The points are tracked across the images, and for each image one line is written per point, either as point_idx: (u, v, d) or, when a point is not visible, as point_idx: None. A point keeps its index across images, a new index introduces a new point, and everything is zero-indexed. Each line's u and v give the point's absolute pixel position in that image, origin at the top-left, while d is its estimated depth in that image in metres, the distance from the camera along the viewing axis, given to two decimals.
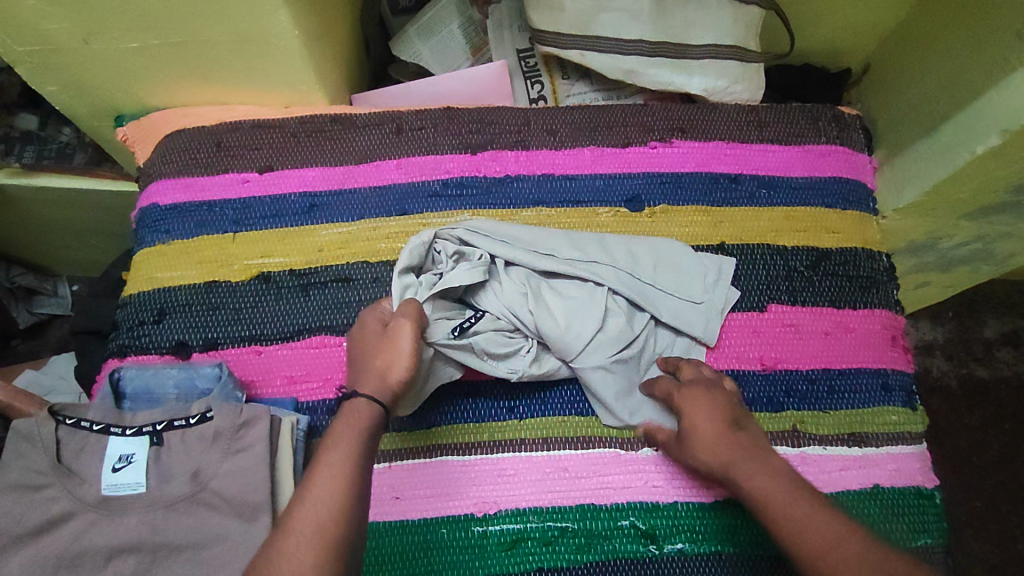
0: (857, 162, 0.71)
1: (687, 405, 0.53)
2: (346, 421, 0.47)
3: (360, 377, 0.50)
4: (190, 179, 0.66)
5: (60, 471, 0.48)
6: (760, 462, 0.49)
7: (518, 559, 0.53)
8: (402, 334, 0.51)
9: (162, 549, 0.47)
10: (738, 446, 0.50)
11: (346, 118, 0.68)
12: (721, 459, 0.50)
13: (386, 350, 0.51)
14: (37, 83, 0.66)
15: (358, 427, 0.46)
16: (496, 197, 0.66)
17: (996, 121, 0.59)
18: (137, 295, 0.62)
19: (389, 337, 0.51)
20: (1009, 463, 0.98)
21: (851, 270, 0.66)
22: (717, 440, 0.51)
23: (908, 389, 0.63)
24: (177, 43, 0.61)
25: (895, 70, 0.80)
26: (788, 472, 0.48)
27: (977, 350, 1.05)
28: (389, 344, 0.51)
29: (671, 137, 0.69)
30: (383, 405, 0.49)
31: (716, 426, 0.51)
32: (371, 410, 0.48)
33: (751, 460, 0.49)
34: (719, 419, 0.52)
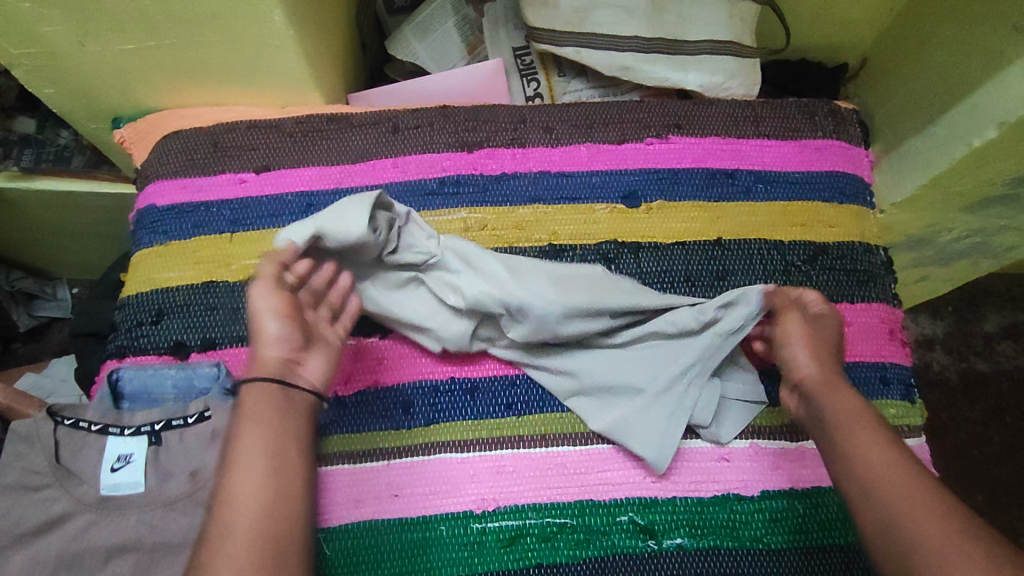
0: (854, 156, 0.71)
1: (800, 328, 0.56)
2: (247, 408, 0.47)
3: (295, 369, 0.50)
4: (187, 180, 0.66)
5: (59, 472, 0.48)
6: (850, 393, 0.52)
7: (517, 556, 0.53)
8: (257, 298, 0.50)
9: (161, 548, 0.47)
10: (831, 375, 0.53)
11: (342, 117, 0.68)
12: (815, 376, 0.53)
13: (263, 325, 0.50)
14: (34, 86, 0.66)
15: (265, 411, 0.47)
16: (493, 195, 0.66)
17: (993, 114, 0.60)
18: (135, 297, 0.62)
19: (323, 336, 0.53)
20: (1011, 457, 0.98)
21: (849, 264, 0.66)
22: (809, 366, 0.54)
23: (907, 382, 0.63)
24: (172, 45, 0.61)
25: (891, 63, 0.80)
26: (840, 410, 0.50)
27: (977, 344, 1.05)
28: (254, 322, 0.50)
29: (667, 133, 0.69)
30: (278, 381, 0.49)
31: (822, 352, 0.55)
32: (277, 398, 0.48)
33: (839, 389, 0.52)
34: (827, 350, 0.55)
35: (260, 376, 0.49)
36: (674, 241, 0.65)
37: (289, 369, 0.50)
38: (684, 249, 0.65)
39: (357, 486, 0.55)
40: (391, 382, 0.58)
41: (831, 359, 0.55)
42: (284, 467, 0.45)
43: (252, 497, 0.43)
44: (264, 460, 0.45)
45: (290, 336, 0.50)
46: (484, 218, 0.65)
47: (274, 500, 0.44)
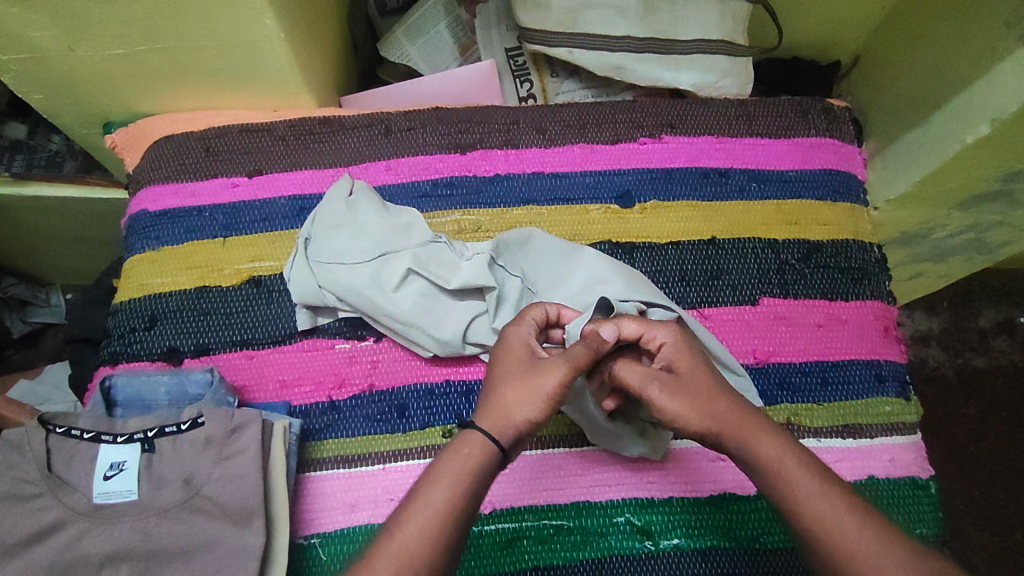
0: (847, 154, 0.71)
1: (671, 386, 0.45)
2: (456, 457, 0.43)
3: (487, 406, 0.45)
4: (179, 185, 0.65)
5: (51, 480, 0.48)
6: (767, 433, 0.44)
7: (514, 558, 0.53)
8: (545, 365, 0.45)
9: (154, 556, 0.47)
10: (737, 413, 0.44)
11: (335, 120, 0.68)
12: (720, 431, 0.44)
13: (526, 385, 0.44)
14: (24, 92, 0.65)
15: (466, 473, 0.42)
16: (487, 196, 0.66)
17: (986, 110, 0.60)
18: (128, 302, 0.62)
19: (535, 368, 0.45)
20: (1007, 451, 0.98)
21: (843, 261, 0.66)
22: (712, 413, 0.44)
23: (902, 379, 0.63)
24: (161, 49, 0.60)
25: (884, 61, 0.80)
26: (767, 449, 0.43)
27: (973, 340, 1.05)
28: (531, 378, 0.44)
29: (661, 132, 0.69)
30: (500, 448, 0.43)
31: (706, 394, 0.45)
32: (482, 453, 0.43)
33: (761, 430, 0.44)
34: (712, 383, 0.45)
35: (485, 425, 0.44)
36: (668, 240, 0.65)
37: (521, 440, 0.44)
38: (677, 249, 0.65)
39: (351, 491, 0.55)
40: (385, 385, 0.58)
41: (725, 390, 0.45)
42: (460, 527, 0.41)
43: (410, 548, 0.39)
44: (440, 515, 0.41)
45: (541, 414, 0.44)
46: (478, 219, 0.65)
47: (437, 562, 0.40)
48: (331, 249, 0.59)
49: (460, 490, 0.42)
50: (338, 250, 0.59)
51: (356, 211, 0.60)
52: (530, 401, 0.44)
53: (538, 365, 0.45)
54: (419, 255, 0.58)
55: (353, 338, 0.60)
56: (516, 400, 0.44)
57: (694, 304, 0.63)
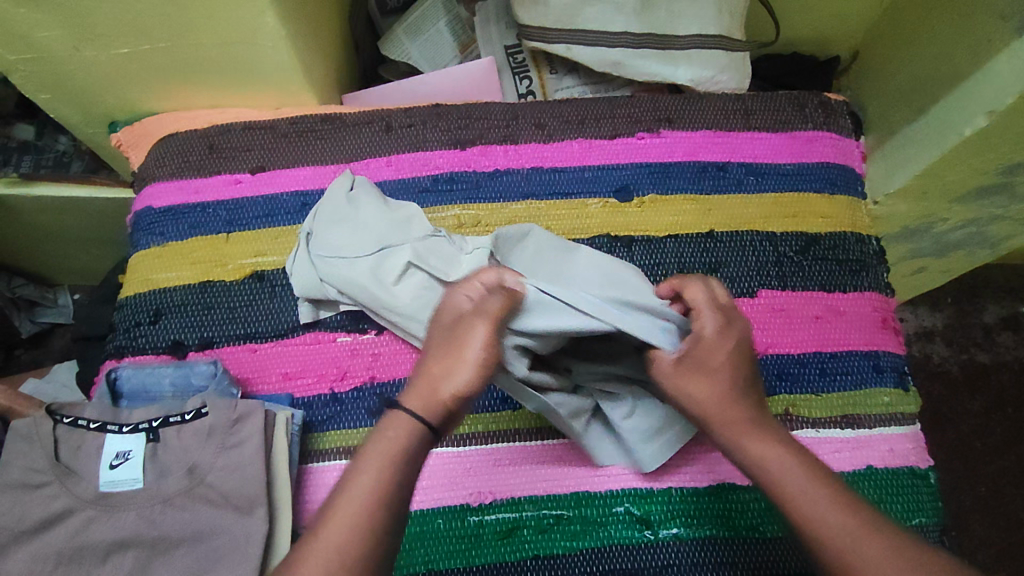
0: (845, 147, 0.71)
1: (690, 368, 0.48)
2: (382, 439, 0.43)
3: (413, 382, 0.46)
4: (183, 182, 0.66)
5: (58, 469, 0.49)
6: (764, 433, 0.46)
7: (514, 548, 0.54)
8: (465, 333, 0.46)
9: (159, 543, 0.47)
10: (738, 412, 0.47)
11: (336, 118, 0.69)
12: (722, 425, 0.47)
13: (449, 357, 0.46)
14: (32, 92, 0.67)
15: (394, 453, 0.42)
16: (486, 191, 0.66)
17: (983, 102, 0.60)
18: (133, 297, 0.63)
19: (457, 339, 0.46)
20: (1012, 447, 0.98)
21: (841, 253, 0.66)
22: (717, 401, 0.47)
23: (900, 370, 0.63)
24: (165, 48, 0.61)
25: (882, 55, 0.81)
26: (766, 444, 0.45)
27: (977, 335, 1.05)
28: (454, 350, 0.46)
29: (658, 127, 0.69)
30: (427, 425, 0.44)
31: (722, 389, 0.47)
32: (406, 432, 0.43)
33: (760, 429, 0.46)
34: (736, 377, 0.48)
35: (410, 402, 0.45)
36: (667, 234, 0.65)
37: (450, 415, 0.45)
38: (676, 242, 0.65)
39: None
40: (387, 377, 0.59)
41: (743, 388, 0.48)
42: (395, 507, 0.41)
43: (344, 536, 0.39)
44: (371, 497, 0.41)
45: (472, 383, 0.45)
46: (478, 214, 0.66)
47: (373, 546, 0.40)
48: (332, 242, 0.59)
49: (389, 471, 0.42)
50: (338, 243, 0.59)
51: (357, 206, 0.61)
52: (460, 370, 0.45)
53: (459, 338, 0.46)
54: (418, 249, 0.59)
55: (355, 331, 0.60)
56: (443, 372, 0.45)
57: None
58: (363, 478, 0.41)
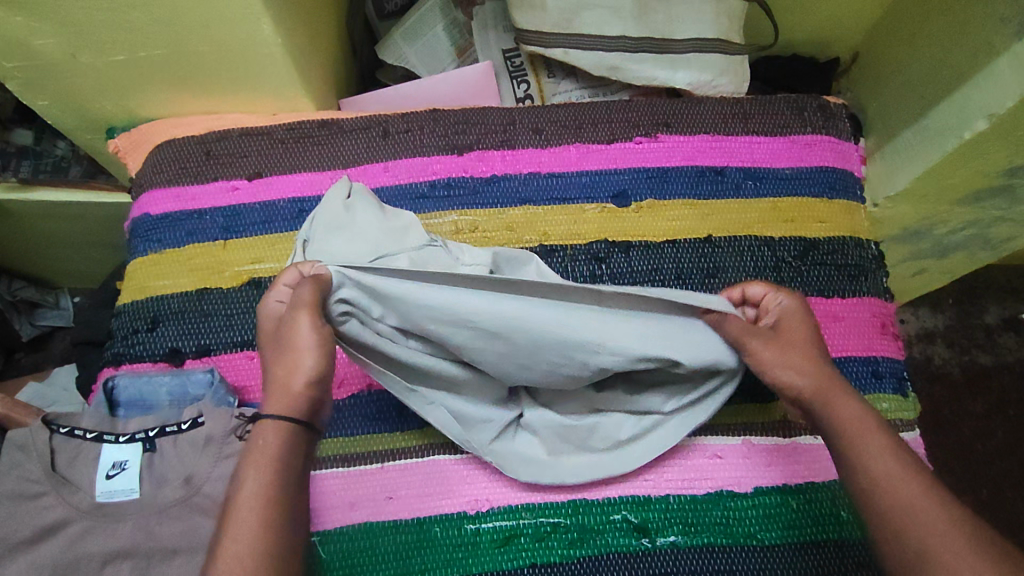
0: (844, 151, 0.71)
1: (777, 342, 0.51)
2: (259, 446, 0.42)
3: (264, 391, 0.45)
4: (180, 188, 0.66)
5: (55, 479, 0.49)
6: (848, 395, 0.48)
7: (511, 556, 0.54)
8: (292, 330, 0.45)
9: (156, 553, 0.48)
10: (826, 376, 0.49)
11: (333, 123, 0.69)
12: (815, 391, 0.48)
13: (288, 357, 0.44)
14: (28, 98, 0.67)
15: (276, 453, 0.42)
16: (483, 197, 0.66)
17: (983, 105, 0.60)
18: (131, 305, 0.63)
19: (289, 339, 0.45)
20: (1014, 450, 0.98)
21: (840, 259, 0.66)
22: (805, 367, 0.49)
23: (900, 376, 0.63)
24: (161, 54, 0.61)
25: (882, 58, 0.80)
26: (840, 407, 0.47)
27: (979, 337, 1.05)
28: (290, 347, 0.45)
29: (656, 132, 0.69)
30: (295, 421, 0.43)
31: (801, 356, 0.50)
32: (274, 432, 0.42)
33: (839, 392, 0.48)
34: (811, 346, 0.51)
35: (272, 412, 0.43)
36: (665, 239, 0.65)
37: (316, 407, 0.45)
38: (674, 248, 0.65)
39: (351, 489, 0.55)
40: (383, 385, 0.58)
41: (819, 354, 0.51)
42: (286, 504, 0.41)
43: (248, 547, 0.38)
44: (258, 497, 0.40)
45: (321, 366, 0.45)
46: (475, 220, 0.66)
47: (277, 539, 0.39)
48: (329, 250, 0.58)
49: (278, 471, 0.41)
50: (335, 251, 0.58)
51: (354, 213, 0.60)
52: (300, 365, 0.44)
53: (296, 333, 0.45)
54: (417, 258, 0.58)
55: None
56: (290, 370, 0.44)
57: None
58: (250, 483, 0.41)
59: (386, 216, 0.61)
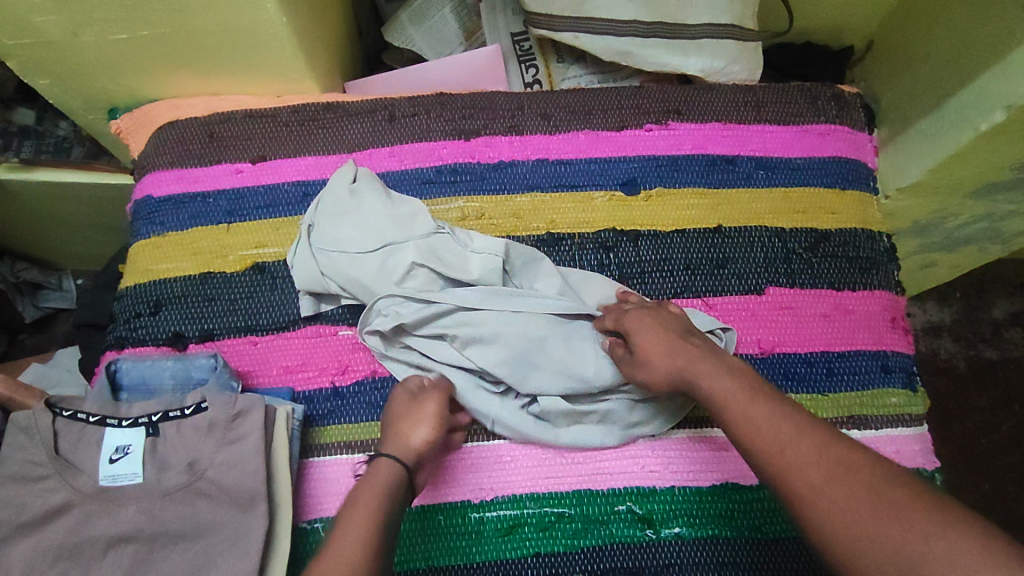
0: (858, 142, 0.70)
1: (636, 363, 0.53)
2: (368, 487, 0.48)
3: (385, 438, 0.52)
4: (184, 171, 0.66)
5: (58, 462, 0.49)
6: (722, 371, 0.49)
7: (515, 545, 0.53)
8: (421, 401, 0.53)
9: (159, 538, 0.47)
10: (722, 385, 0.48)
11: (338, 106, 0.67)
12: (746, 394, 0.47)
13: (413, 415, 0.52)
14: (29, 76, 0.65)
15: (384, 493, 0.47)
16: (491, 183, 0.65)
17: (1001, 97, 0.58)
18: (133, 288, 0.62)
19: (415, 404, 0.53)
20: (1018, 445, 0.97)
21: (850, 251, 0.65)
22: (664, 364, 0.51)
23: (909, 370, 0.62)
24: (165, 33, 0.60)
25: (898, 45, 0.78)
26: (712, 385, 0.48)
27: (985, 331, 1.04)
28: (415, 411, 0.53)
29: (667, 119, 0.68)
30: (406, 468, 0.49)
31: (664, 356, 0.51)
32: (387, 472, 0.48)
33: (706, 369, 0.49)
34: (664, 341, 0.52)
35: (390, 453, 0.50)
36: (674, 228, 0.64)
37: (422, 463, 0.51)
38: (682, 237, 0.64)
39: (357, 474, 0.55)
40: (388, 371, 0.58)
41: (674, 342, 0.51)
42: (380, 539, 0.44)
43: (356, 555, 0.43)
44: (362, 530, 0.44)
45: (433, 435, 0.52)
46: (482, 207, 0.65)
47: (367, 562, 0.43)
48: (334, 236, 0.59)
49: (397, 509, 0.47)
50: (341, 237, 0.59)
51: (360, 198, 0.60)
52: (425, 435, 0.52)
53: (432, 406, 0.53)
54: (423, 245, 0.58)
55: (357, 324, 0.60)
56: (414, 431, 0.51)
57: (699, 292, 0.62)
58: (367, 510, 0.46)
59: (391, 200, 0.60)
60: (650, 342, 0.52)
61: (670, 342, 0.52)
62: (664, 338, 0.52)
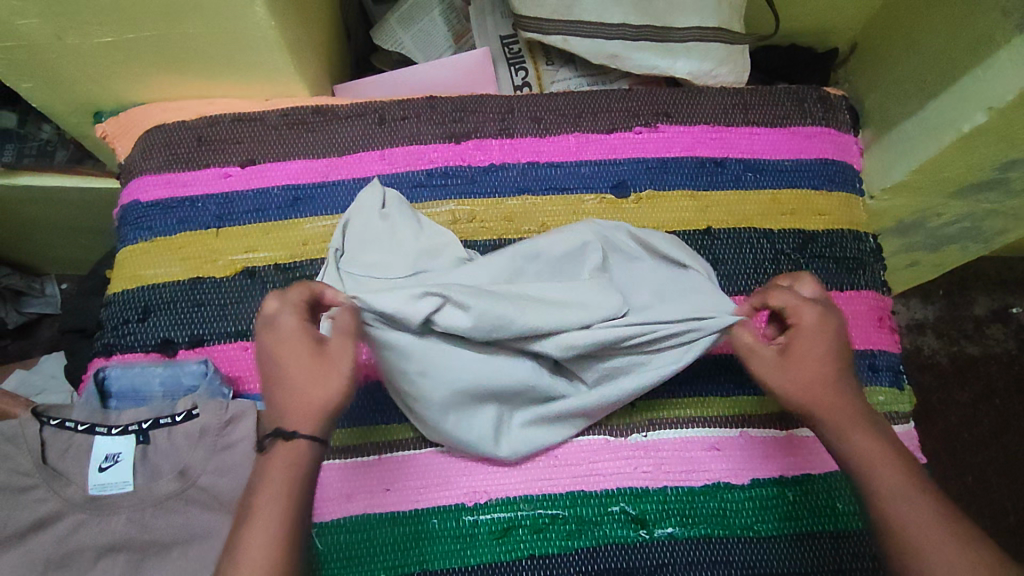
0: (844, 143, 0.71)
1: (790, 359, 0.48)
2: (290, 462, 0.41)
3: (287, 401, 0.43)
4: (172, 175, 0.65)
5: (46, 472, 0.48)
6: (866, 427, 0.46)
7: (508, 547, 0.54)
8: (297, 332, 0.44)
9: (151, 547, 0.47)
10: (849, 400, 0.47)
11: (328, 110, 0.67)
12: (830, 410, 0.46)
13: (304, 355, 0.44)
14: (12, 80, 0.64)
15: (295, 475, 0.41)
16: (482, 185, 0.65)
17: (983, 98, 0.59)
18: (121, 294, 0.62)
19: (289, 338, 0.44)
20: (999, 438, 0.99)
21: (838, 252, 0.66)
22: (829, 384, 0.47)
23: (896, 369, 0.63)
24: (151, 37, 0.59)
25: (880, 48, 0.80)
26: (860, 440, 0.45)
27: (967, 327, 1.06)
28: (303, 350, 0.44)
29: (656, 122, 0.68)
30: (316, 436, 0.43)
31: (821, 372, 0.47)
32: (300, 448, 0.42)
33: (861, 424, 0.46)
34: (833, 357, 0.48)
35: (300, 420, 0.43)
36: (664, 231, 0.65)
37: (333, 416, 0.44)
38: None
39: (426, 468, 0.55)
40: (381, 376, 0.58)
41: (843, 367, 0.48)
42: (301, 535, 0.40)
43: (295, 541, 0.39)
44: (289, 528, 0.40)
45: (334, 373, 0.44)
46: (472, 210, 0.65)
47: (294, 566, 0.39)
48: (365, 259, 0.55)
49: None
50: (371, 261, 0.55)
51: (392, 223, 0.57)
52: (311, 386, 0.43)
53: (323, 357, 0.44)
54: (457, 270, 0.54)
55: None
56: (297, 384, 0.43)
57: None
58: (269, 485, 0.41)
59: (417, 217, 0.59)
60: (817, 341, 0.48)
61: (835, 366, 0.47)
62: (826, 353, 0.48)
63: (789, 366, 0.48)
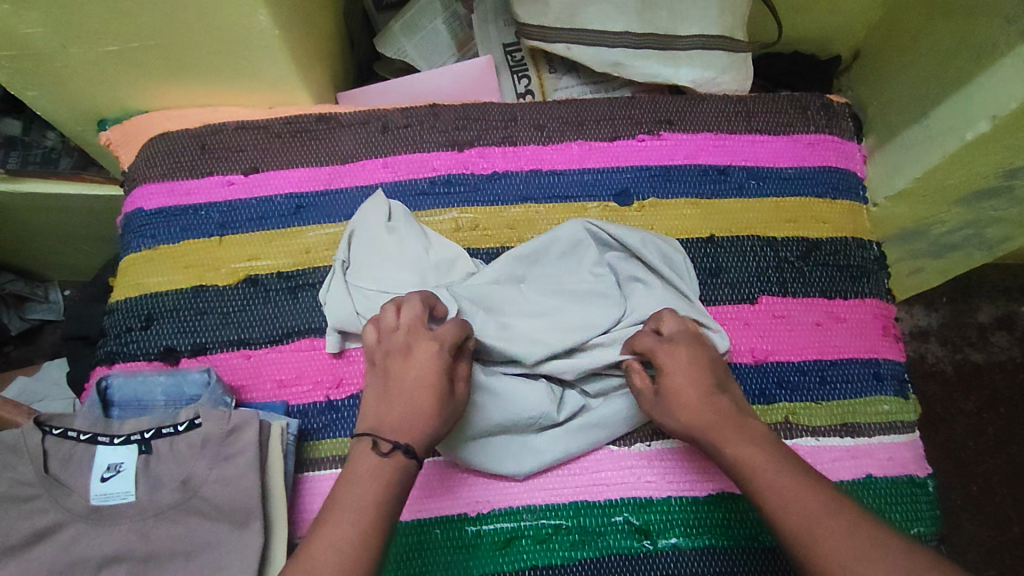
0: (847, 151, 0.71)
1: (664, 394, 0.50)
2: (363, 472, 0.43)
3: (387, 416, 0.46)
4: (175, 183, 0.65)
5: (47, 482, 0.48)
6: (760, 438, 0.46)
7: (511, 558, 0.53)
8: (419, 350, 0.48)
9: (152, 557, 0.47)
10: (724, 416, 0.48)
11: (331, 117, 0.67)
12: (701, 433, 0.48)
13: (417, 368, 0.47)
14: (17, 88, 0.65)
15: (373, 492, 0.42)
16: (485, 193, 0.65)
17: (986, 106, 0.59)
18: (124, 301, 0.62)
19: (411, 352, 0.48)
20: (1004, 447, 0.98)
21: (842, 260, 0.65)
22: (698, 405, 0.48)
23: (900, 378, 0.63)
24: (155, 45, 0.60)
25: (883, 56, 0.80)
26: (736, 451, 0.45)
27: (972, 335, 1.05)
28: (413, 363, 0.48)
29: (659, 129, 0.68)
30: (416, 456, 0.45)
31: (694, 397, 0.49)
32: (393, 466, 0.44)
33: (736, 430, 0.47)
34: (700, 380, 0.50)
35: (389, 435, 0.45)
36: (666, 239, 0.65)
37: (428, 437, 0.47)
38: None
39: (431, 477, 0.55)
40: None
41: (710, 385, 0.49)
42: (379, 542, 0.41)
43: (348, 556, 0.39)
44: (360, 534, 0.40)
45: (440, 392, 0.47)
46: (475, 217, 0.65)
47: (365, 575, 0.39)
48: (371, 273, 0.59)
49: (370, 499, 0.42)
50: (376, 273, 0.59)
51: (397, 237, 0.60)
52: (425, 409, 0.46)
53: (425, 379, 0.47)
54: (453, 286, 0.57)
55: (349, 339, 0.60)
56: (405, 399, 0.46)
57: None
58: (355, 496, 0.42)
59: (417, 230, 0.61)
60: (682, 369, 0.50)
61: (697, 385, 0.49)
62: (693, 376, 0.50)
63: (661, 401, 0.50)
